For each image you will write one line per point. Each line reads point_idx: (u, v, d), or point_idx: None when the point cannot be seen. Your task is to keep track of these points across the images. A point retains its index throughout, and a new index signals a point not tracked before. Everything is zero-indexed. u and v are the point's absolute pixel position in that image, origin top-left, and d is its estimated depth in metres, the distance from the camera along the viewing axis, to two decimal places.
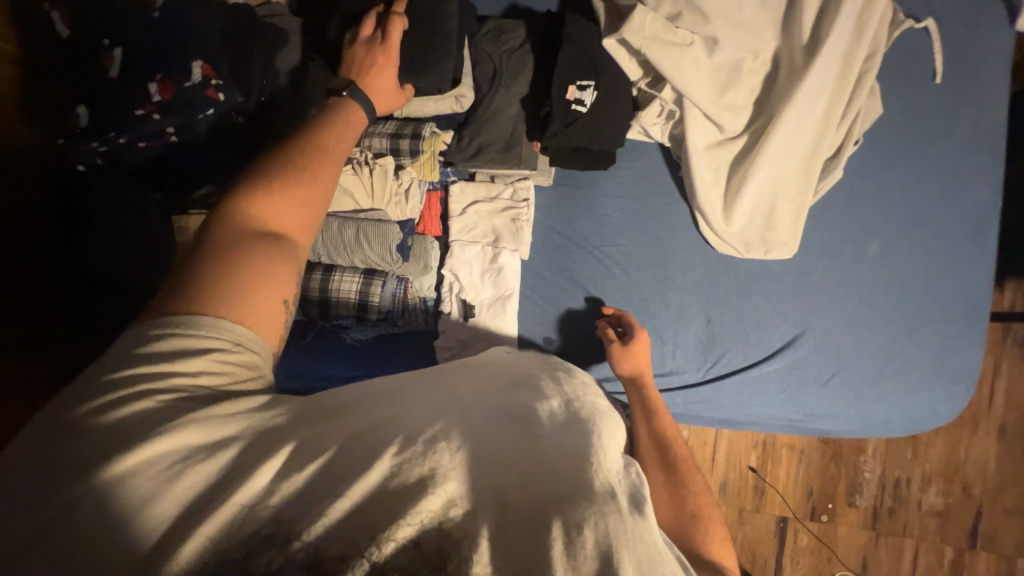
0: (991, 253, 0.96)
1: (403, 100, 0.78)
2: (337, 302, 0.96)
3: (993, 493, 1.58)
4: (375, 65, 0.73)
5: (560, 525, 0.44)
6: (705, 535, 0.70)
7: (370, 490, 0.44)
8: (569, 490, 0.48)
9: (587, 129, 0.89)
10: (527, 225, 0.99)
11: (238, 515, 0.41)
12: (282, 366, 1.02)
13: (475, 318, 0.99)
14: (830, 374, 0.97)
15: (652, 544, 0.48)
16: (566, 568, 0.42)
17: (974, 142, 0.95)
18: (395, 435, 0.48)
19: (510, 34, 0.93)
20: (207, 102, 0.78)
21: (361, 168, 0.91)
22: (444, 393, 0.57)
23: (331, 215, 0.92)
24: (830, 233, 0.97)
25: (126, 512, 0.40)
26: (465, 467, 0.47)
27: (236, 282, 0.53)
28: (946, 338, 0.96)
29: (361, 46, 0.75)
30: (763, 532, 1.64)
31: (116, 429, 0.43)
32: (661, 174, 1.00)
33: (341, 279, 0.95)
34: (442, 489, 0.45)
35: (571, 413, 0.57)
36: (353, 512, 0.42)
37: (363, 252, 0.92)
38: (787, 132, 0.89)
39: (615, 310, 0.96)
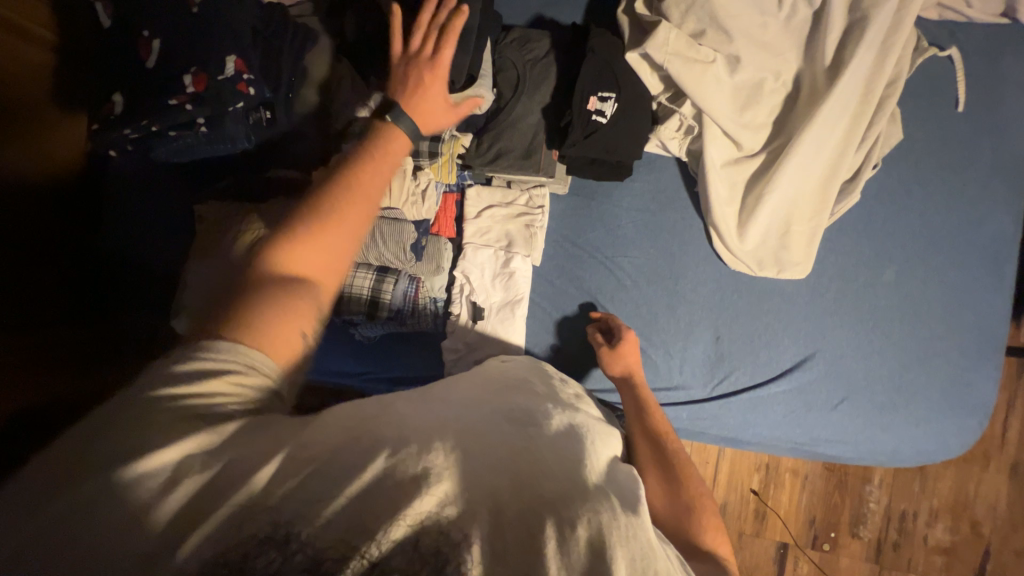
0: (1008, 285, 0.94)
1: (451, 120, 0.77)
2: (349, 298, 0.95)
3: (1003, 533, 1.55)
4: (422, 83, 0.72)
5: (553, 524, 0.46)
6: (707, 537, 0.70)
7: (363, 487, 0.44)
8: (565, 491, 0.50)
9: (605, 141, 0.90)
10: (541, 232, 1.00)
11: (236, 512, 0.42)
12: None
13: (483, 321, 1.00)
14: (838, 400, 0.95)
15: (647, 541, 0.49)
16: (560, 565, 0.43)
17: (997, 172, 0.95)
18: (391, 438, 0.49)
19: (534, 43, 0.95)
20: (237, 95, 0.79)
21: None
22: (445, 400, 0.61)
23: None
24: (846, 256, 0.96)
25: (134, 509, 0.41)
26: (459, 469, 0.48)
27: (257, 313, 0.52)
28: (959, 369, 0.94)
29: (409, 63, 0.73)
30: (762, 557, 1.63)
31: (139, 420, 0.45)
32: (677, 189, 1.01)
33: (355, 275, 0.94)
34: (438, 486, 0.46)
35: (565, 423, 0.60)
36: (352, 505, 0.43)
37: (378, 250, 0.93)
38: (805, 152, 0.90)
39: (602, 314, 0.98)
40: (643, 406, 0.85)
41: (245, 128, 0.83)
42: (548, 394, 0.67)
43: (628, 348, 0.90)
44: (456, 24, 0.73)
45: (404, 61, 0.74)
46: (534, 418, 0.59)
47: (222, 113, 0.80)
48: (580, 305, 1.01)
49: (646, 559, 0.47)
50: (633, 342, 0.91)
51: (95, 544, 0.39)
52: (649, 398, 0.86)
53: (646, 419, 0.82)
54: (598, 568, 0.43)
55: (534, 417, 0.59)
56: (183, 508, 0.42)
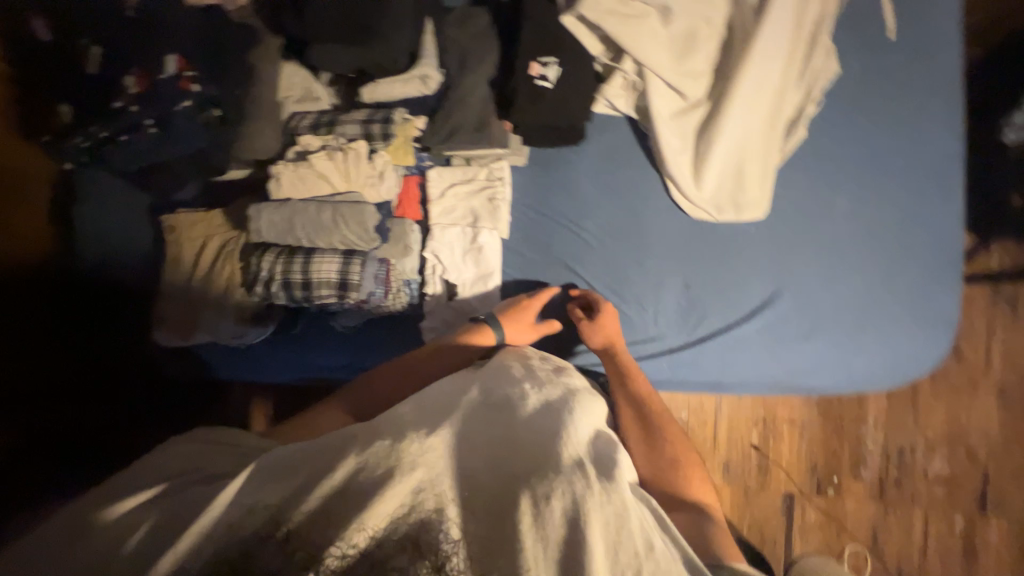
0: (957, 200, 0.97)
1: (534, 334, 0.97)
2: (316, 287, 0.86)
3: (998, 457, 1.74)
4: (518, 304, 0.98)
5: (529, 498, 0.57)
6: (691, 488, 0.80)
7: (337, 484, 0.57)
8: (537, 471, 0.61)
9: (552, 105, 0.93)
10: (503, 204, 1.02)
11: (214, 523, 0.55)
12: (277, 361, 1.04)
13: (459, 296, 1.03)
14: (809, 329, 0.98)
15: (618, 503, 0.59)
16: (536, 532, 0.55)
17: (935, 94, 0.98)
18: (383, 437, 0.62)
19: (474, 19, 0.97)
20: (181, 92, 0.83)
21: (335, 154, 0.88)
22: (433, 399, 0.73)
23: (307, 201, 0.86)
24: (800, 191, 0.98)
25: (116, 529, 0.57)
26: (434, 456, 0.61)
27: (313, 418, 0.80)
28: (921, 284, 0.97)
29: (509, 299, 1.01)
30: (770, 509, 1.76)
31: (139, 474, 0.65)
32: (631, 147, 1.03)
33: (321, 261, 0.85)
34: (409, 476, 0.58)
35: (543, 406, 0.72)
36: (351, 504, 0.55)
37: (340, 233, 0.85)
38: (744, 95, 0.93)
39: (581, 291, 0.99)
40: (627, 375, 0.92)
41: (196, 126, 0.85)
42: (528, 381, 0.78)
43: (607, 319, 0.94)
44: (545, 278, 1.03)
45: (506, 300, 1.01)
46: (511, 407, 0.72)
47: (167, 110, 0.83)
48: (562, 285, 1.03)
49: (619, 520, 0.58)
50: (612, 315, 0.95)
51: (93, 559, 0.55)
52: (632, 367, 0.93)
53: (628, 386, 0.90)
54: (571, 530, 0.55)
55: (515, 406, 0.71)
56: (153, 529, 0.56)
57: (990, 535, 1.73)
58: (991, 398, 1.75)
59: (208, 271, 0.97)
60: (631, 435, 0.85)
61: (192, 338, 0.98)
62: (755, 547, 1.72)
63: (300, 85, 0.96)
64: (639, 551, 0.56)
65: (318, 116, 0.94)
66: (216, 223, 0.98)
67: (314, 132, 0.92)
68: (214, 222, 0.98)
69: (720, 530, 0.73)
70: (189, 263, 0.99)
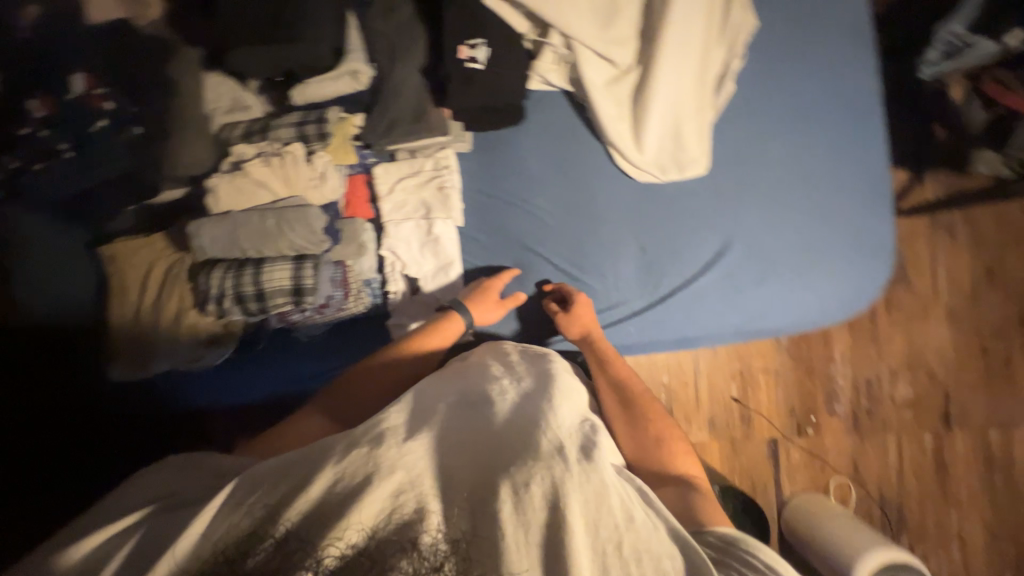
0: (880, 135, 1.03)
1: (502, 309, 1.00)
2: (271, 296, 0.84)
3: (955, 374, 1.86)
4: (481, 286, 1.00)
5: (508, 487, 0.62)
6: (676, 464, 0.83)
7: (321, 493, 0.60)
8: (516, 461, 0.65)
9: (485, 87, 0.93)
10: (454, 191, 1.02)
11: (197, 538, 0.59)
12: (244, 379, 1.02)
13: (422, 289, 1.02)
14: (761, 274, 1.02)
15: (595, 481, 0.64)
16: (517, 518, 0.59)
17: (849, 36, 1.03)
18: (361, 443, 0.65)
19: (398, 9, 0.96)
20: (94, 110, 0.83)
21: (271, 159, 0.86)
22: (412, 400, 0.75)
23: (248, 210, 0.83)
24: (737, 143, 1.02)
25: (95, 554, 0.60)
26: (412, 457, 0.64)
27: (291, 433, 0.78)
28: (855, 217, 1.02)
29: (471, 283, 1.03)
30: (757, 455, 1.83)
31: (120, 502, 0.69)
32: (572, 120, 1.04)
33: (272, 269, 0.83)
34: (389, 479, 0.61)
35: (520, 399, 0.76)
36: (337, 511, 0.59)
37: (287, 238, 0.83)
38: (671, 56, 0.96)
39: (555, 285, 1.03)
40: (606, 361, 0.94)
41: (116, 143, 0.85)
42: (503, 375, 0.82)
43: (580, 310, 0.98)
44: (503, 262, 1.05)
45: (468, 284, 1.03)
46: (488, 402, 0.75)
47: (83, 129, 0.83)
48: (535, 284, 1.04)
49: (597, 497, 0.63)
50: (585, 305, 0.98)
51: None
52: (610, 353, 0.95)
53: (608, 371, 0.93)
54: (552, 513, 0.60)
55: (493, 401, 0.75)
56: (135, 550, 0.60)
57: (957, 448, 1.86)
58: (942, 320, 1.86)
59: (156, 296, 0.94)
60: (614, 422, 0.88)
61: (150, 370, 0.95)
62: (747, 494, 1.78)
63: (228, 96, 0.94)
64: (619, 522, 0.62)
65: (249, 121, 0.95)
66: (158, 247, 0.95)
67: (248, 141, 0.90)
68: (156, 246, 0.95)
69: (705, 499, 0.76)
70: (136, 292, 0.95)
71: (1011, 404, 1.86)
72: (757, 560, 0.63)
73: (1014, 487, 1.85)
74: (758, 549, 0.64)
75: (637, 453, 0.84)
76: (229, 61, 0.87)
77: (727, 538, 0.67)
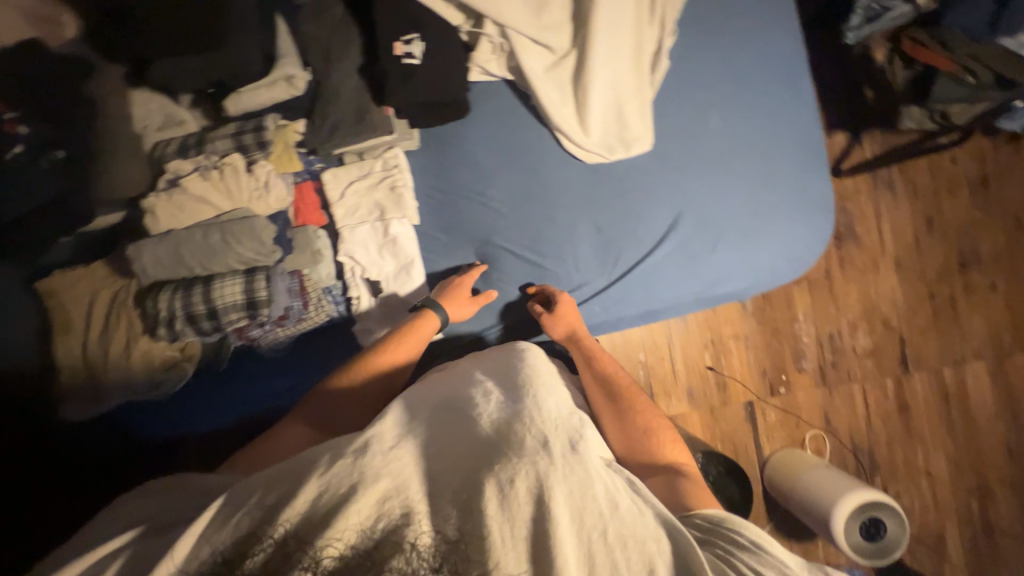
0: (809, 98, 1.08)
1: (476, 305, 1.00)
2: (224, 313, 0.81)
3: (907, 320, 1.98)
4: (453, 285, 1.00)
5: (493, 484, 0.62)
6: (664, 453, 0.84)
7: (307, 505, 0.61)
8: (499, 460, 0.65)
9: (425, 81, 0.93)
10: (406, 190, 1.01)
11: (190, 553, 0.61)
12: (211, 401, 0.99)
13: (385, 292, 1.01)
14: (713, 241, 1.05)
15: (581, 471, 0.65)
16: (502, 513, 0.60)
17: (771, 6, 1.07)
18: (344, 451, 0.64)
19: (328, 10, 0.95)
20: (10, 137, 0.77)
21: (209, 172, 0.83)
22: (396, 406, 0.73)
23: (190, 227, 0.81)
24: (677, 117, 1.05)
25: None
26: (397, 463, 0.64)
27: (279, 447, 0.81)
28: (795, 177, 1.06)
29: (442, 283, 1.02)
30: (736, 419, 1.89)
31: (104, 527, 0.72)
32: (516, 109, 1.05)
33: (222, 286, 0.81)
34: (374, 486, 0.61)
35: (506, 394, 0.75)
36: (325, 521, 0.60)
37: (234, 252, 0.81)
38: (605, 37, 0.98)
39: (539, 286, 1.04)
40: (591, 360, 0.96)
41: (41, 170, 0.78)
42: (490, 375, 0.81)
43: (565, 311, 0.99)
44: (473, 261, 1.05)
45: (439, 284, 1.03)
46: (475, 403, 0.74)
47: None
48: (518, 288, 1.05)
49: (581, 485, 0.63)
50: (569, 307, 1.00)
51: None
52: (596, 351, 0.97)
53: (593, 366, 0.95)
54: (537, 504, 0.61)
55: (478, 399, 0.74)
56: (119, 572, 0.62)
57: (916, 388, 1.97)
58: (890, 270, 1.98)
59: (102, 323, 0.90)
60: (602, 418, 0.89)
61: (106, 403, 0.92)
62: (730, 458, 1.85)
63: (158, 112, 0.92)
64: (604, 511, 0.63)
65: (184, 137, 0.92)
66: (100, 274, 0.92)
67: (184, 156, 0.87)
68: (98, 274, 0.92)
69: (686, 485, 0.78)
70: (80, 323, 0.91)
71: (960, 342, 1.99)
72: (741, 538, 0.67)
73: (970, 419, 1.98)
74: (742, 527, 0.68)
75: (625, 447, 0.86)
76: (154, 75, 0.84)
77: (712, 520, 0.70)
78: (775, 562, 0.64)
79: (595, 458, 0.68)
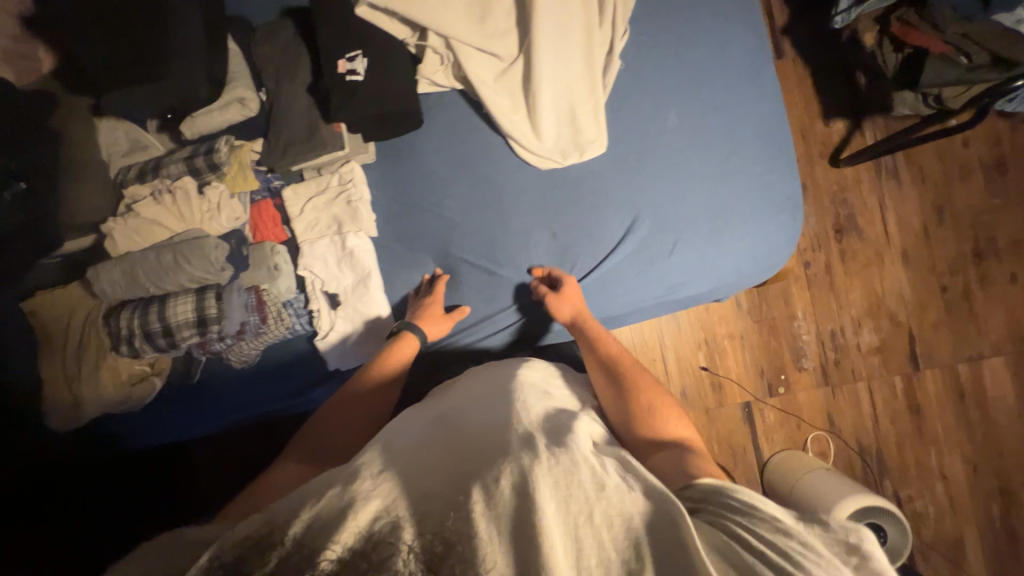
0: (772, 90, 1.03)
1: (450, 322, 1.01)
2: (176, 329, 0.85)
3: (917, 315, 1.87)
4: (426, 303, 1.01)
5: (480, 482, 0.57)
6: (668, 431, 0.79)
7: (304, 519, 0.54)
8: (487, 459, 0.61)
9: (370, 96, 0.94)
10: (362, 203, 1.03)
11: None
12: (199, 413, 1.04)
13: (343, 304, 1.03)
14: (673, 243, 1.02)
15: (573, 465, 0.60)
16: (491, 510, 0.54)
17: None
18: (338, 476, 0.60)
19: (280, 33, 0.99)
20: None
21: (163, 197, 0.91)
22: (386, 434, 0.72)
23: (143, 248, 0.86)
24: (631, 117, 1.03)
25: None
26: (387, 479, 0.59)
27: (271, 484, 0.74)
28: (757, 174, 1.02)
29: (415, 300, 1.04)
30: (734, 421, 1.84)
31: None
32: (468, 118, 1.05)
33: (174, 304, 0.85)
34: (369, 501, 0.55)
35: (489, 410, 0.75)
36: (320, 526, 0.53)
37: (184, 271, 0.85)
38: (549, 41, 0.97)
39: (543, 268, 1.03)
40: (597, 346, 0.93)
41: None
42: (481, 397, 0.82)
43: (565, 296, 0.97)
44: (439, 271, 1.05)
45: (412, 300, 1.04)
46: (466, 422, 0.74)
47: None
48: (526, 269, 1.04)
49: (570, 475, 0.58)
50: (570, 292, 0.98)
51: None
52: (603, 337, 0.94)
53: (597, 345, 0.93)
54: (523, 493, 0.55)
55: (463, 418, 0.75)
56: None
57: (927, 386, 1.86)
58: (896, 263, 1.88)
59: (78, 342, 0.95)
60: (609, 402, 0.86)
61: (84, 419, 0.96)
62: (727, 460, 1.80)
63: (124, 138, 0.97)
64: (591, 494, 0.57)
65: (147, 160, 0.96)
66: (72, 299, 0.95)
67: (139, 179, 0.93)
68: (74, 295, 0.95)
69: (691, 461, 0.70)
70: (58, 341, 0.95)
71: (977, 337, 1.86)
72: (733, 499, 0.57)
73: (990, 419, 1.86)
74: (736, 492, 0.57)
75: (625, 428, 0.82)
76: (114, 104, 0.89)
77: (700, 487, 0.62)
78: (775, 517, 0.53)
79: (581, 443, 0.67)
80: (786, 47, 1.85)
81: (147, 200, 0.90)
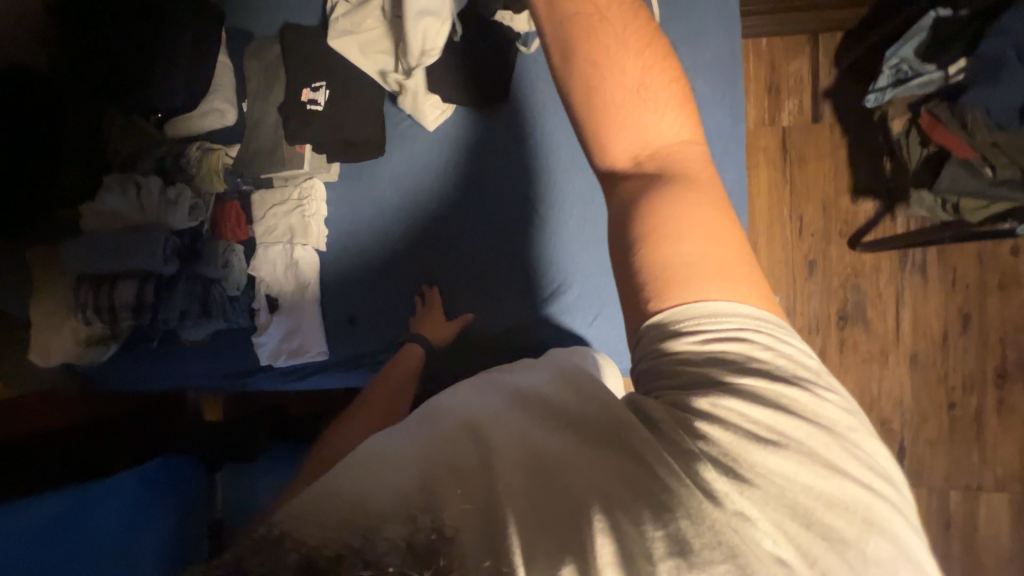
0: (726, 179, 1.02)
1: (452, 326, 1.05)
2: (117, 306, 1.03)
3: (913, 426, 1.67)
4: (427, 314, 1.06)
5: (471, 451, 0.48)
6: (643, 112, 0.59)
7: (297, 519, 0.44)
8: (485, 423, 0.52)
9: (329, 123, 1.04)
10: (314, 219, 1.08)
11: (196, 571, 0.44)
12: (152, 373, 1.12)
13: (280, 308, 1.10)
14: (594, 315, 1.04)
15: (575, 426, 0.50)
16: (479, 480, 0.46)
17: (697, 75, 1.02)
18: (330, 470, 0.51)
19: (267, 50, 1.08)
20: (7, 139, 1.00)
21: (129, 190, 1.04)
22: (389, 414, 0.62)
23: (105, 232, 1.05)
24: (578, 182, 1.05)
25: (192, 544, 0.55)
26: (372, 461, 0.49)
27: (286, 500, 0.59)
28: None
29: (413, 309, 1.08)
30: None
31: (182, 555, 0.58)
32: (427, 154, 1.09)
33: (121, 287, 1.03)
34: (355, 491, 0.46)
35: (490, 378, 0.64)
36: (313, 517, 0.44)
37: (131, 259, 1.03)
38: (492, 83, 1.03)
39: None
40: None
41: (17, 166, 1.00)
42: (491, 370, 0.70)
43: None
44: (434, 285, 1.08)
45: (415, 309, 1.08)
46: (466, 389, 0.62)
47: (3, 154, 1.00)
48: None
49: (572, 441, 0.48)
50: None
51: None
52: None
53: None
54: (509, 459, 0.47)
55: (462, 387, 0.63)
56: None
57: None
58: (903, 364, 1.67)
59: (49, 297, 1.05)
60: (572, 62, 0.60)
61: (54, 359, 1.07)
62: None
63: (126, 126, 1.09)
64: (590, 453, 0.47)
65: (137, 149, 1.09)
66: (48, 264, 1.07)
67: (118, 171, 1.08)
68: (57, 254, 1.06)
69: (669, 243, 0.53)
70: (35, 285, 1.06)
71: (979, 467, 1.63)
72: (693, 358, 0.49)
73: (973, 559, 1.62)
74: (693, 326, 0.49)
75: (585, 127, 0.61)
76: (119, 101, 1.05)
77: (654, 350, 0.51)
78: (751, 378, 0.47)
79: (590, 395, 0.54)
80: (825, 110, 1.67)
81: (118, 189, 1.04)
